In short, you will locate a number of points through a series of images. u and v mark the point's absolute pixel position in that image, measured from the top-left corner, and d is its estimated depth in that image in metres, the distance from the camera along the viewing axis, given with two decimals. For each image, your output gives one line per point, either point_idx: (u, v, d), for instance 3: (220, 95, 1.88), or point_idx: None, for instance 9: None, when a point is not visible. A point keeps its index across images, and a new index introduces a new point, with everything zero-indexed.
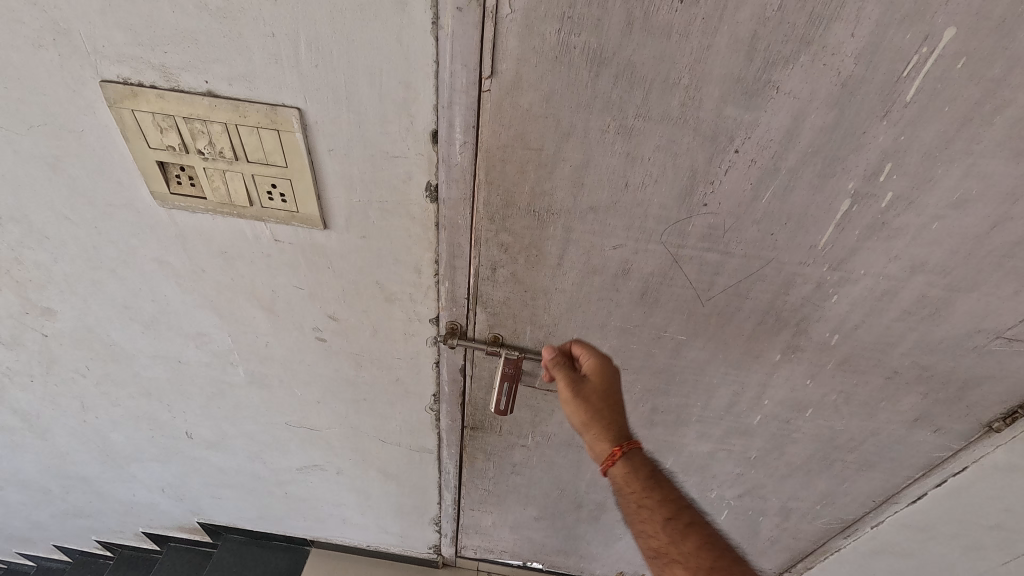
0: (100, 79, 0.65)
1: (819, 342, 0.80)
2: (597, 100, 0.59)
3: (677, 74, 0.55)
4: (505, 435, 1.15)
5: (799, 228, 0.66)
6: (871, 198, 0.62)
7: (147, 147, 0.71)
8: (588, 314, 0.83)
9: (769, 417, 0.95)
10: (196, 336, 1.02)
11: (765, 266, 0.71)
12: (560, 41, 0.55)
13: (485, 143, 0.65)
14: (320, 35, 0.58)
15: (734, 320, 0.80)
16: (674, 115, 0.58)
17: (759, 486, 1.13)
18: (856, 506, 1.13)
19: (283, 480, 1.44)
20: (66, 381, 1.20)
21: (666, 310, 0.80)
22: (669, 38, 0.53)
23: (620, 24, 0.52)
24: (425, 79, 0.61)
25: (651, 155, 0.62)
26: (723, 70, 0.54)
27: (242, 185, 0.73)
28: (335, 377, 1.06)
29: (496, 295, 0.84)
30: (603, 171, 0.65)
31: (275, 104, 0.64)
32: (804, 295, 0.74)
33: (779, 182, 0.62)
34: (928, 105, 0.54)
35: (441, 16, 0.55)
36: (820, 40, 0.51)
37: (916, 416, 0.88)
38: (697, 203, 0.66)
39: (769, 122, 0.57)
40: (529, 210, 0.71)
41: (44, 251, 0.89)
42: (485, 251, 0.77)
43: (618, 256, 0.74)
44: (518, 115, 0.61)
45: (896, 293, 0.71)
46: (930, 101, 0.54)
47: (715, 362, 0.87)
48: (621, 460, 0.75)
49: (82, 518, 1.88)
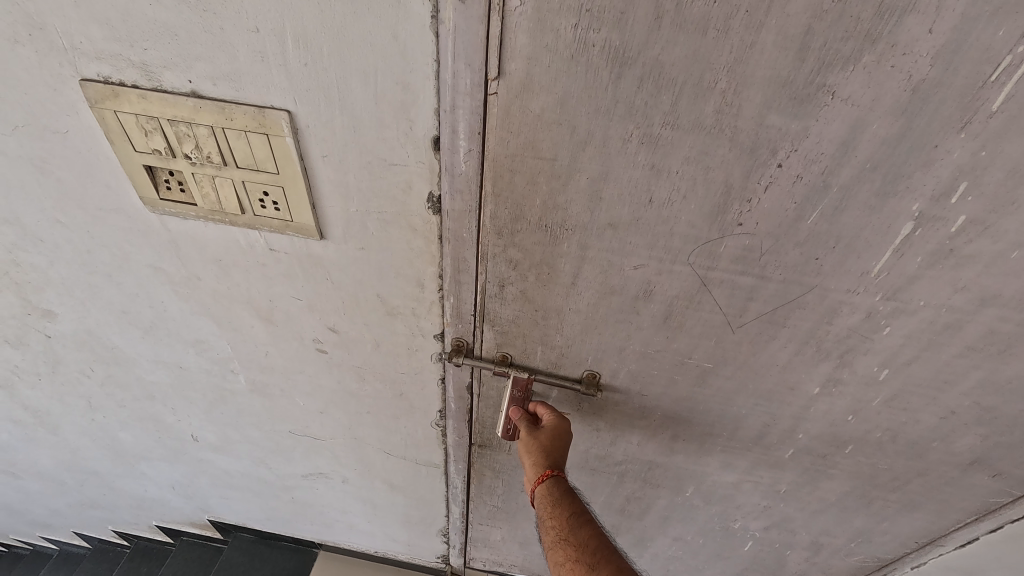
0: (80, 78, 0.60)
1: (865, 376, 0.72)
2: (618, 106, 0.51)
3: (713, 76, 0.47)
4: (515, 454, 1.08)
5: (849, 253, 0.58)
6: (938, 221, 0.54)
7: (133, 150, 0.66)
8: (605, 337, 0.76)
9: (802, 451, 0.87)
10: (195, 343, 0.98)
11: (807, 293, 0.63)
12: (577, 38, 0.47)
13: (492, 151, 0.58)
14: (309, 30, 0.52)
15: (768, 350, 0.72)
16: (708, 123, 0.51)
17: (788, 519, 1.05)
18: (895, 544, 1.04)
19: (289, 485, 1.42)
20: (72, 381, 1.18)
21: (692, 336, 0.73)
22: (705, 34, 0.45)
23: (648, 18, 0.45)
24: (425, 80, 0.54)
25: (679, 168, 0.55)
26: (768, 72, 0.46)
27: (232, 191, 0.68)
28: (338, 389, 1.01)
29: (505, 313, 0.77)
30: (624, 185, 0.57)
31: (263, 105, 0.59)
32: (850, 325, 0.66)
33: (829, 201, 0.54)
34: (1018, 115, 0.45)
35: (442, 9, 0.48)
36: (889, 38, 0.43)
37: (973, 458, 0.79)
38: (731, 222, 0.58)
39: (820, 133, 0.49)
40: (540, 225, 0.64)
41: (38, 254, 0.85)
42: (492, 267, 0.71)
43: (639, 277, 0.66)
44: (528, 121, 0.54)
45: (959, 327, 0.63)
46: (1021, 112, 0.45)
47: (745, 392, 0.79)
48: (545, 482, 0.79)
49: (97, 509, 1.90)
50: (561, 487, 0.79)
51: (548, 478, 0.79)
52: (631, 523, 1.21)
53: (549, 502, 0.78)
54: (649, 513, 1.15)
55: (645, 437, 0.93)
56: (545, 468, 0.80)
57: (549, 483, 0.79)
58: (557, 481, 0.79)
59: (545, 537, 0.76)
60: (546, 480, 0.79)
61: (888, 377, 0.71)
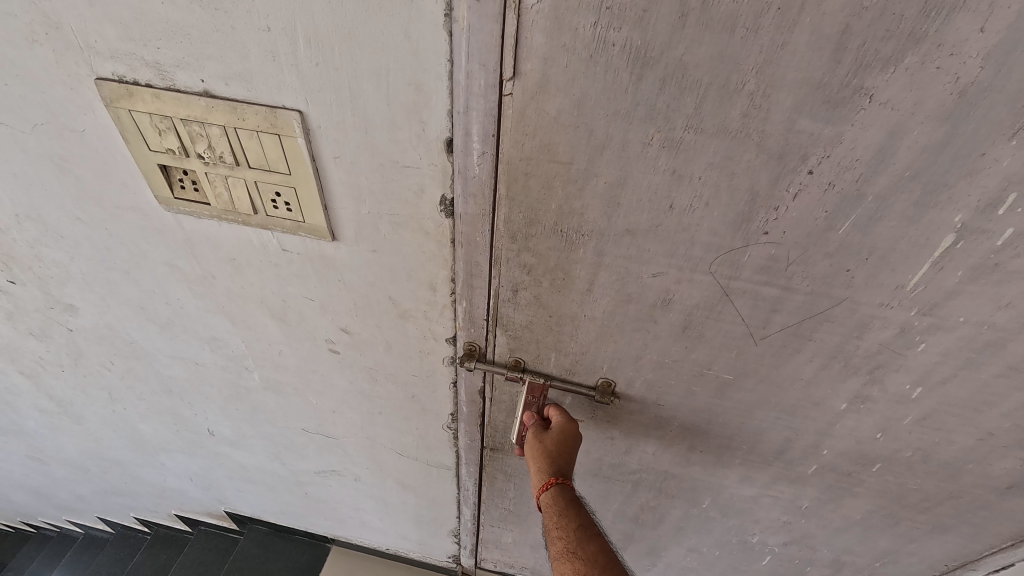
0: (96, 77, 0.60)
1: (896, 393, 0.68)
2: (639, 108, 0.49)
3: (741, 78, 0.45)
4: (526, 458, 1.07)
5: (883, 265, 0.55)
6: (982, 234, 0.50)
7: (148, 149, 0.66)
8: (621, 345, 0.74)
9: (826, 467, 0.83)
10: (211, 340, 0.99)
11: (836, 306, 0.60)
12: (597, 37, 0.45)
13: (507, 154, 0.56)
14: (321, 29, 0.51)
15: (793, 363, 0.68)
16: (733, 127, 0.48)
17: (809, 536, 1.01)
18: (922, 566, 1.00)
19: (302, 480, 1.42)
20: (94, 373, 1.20)
21: (712, 347, 0.70)
22: (732, 33, 0.42)
23: (672, 16, 0.42)
24: (438, 81, 0.52)
25: (702, 173, 0.52)
26: (800, 74, 0.44)
27: (245, 192, 0.67)
28: (350, 389, 1.01)
29: (518, 318, 0.76)
30: (643, 190, 0.55)
31: (275, 106, 0.58)
32: (882, 341, 0.62)
33: (862, 210, 0.51)
34: None
35: (455, 7, 0.47)
36: (934, 37, 0.39)
37: (1010, 483, 0.75)
38: (756, 231, 0.55)
39: (855, 139, 0.46)
40: (555, 230, 0.62)
41: (59, 250, 0.86)
42: (506, 271, 0.69)
43: (657, 285, 0.64)
44: (544, 124, 0.52)
45: (1001, 346, 0.59)
46: None
47: (766, 405, 0.76)
48: (551, 489, 0.76)
49: (119, 496, 1.94)
50: (568, 495, 0.76)
51: (554, 486, 0.76)
52: (645, 532, 1.18)
53: (555, 511, 0.75)
54: (664, 523, 1.12)
55: (662, 447, 0.91)
56: (551, 476, 0.77)
57: (555, 491, 0.76)
58: (563, 489, 0.76)
59: (551, 547, 0.74)
60: (551, 488, 0.76)
61: (921, 395, 0.67)
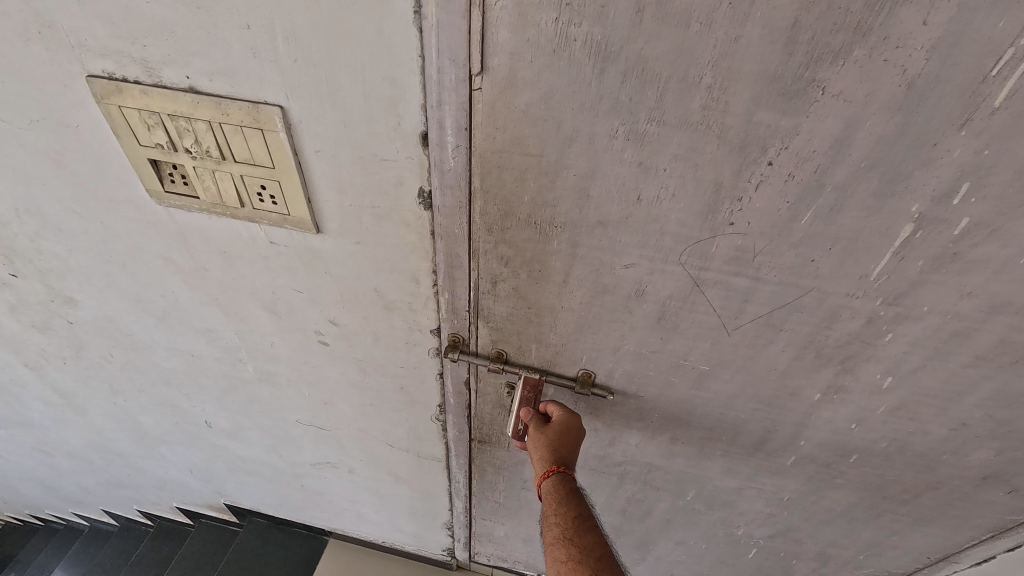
0: (87, 74, 0.62)
1: (869, 384, 0.69)
2: (603, 101, 0.50)
3: (699, 70, 0.46)
4: (514, 451, 1.09)
5: (847, 256, 0.56)
6: (940, 224, 0.51)
7: (138, 144, 0.68)
8: (599, 336, 0.75)
9: (805, 459, 0.84)
10: (205, 331, 1.01)
11: (804, 296, 0.61)
12: (559, 32, 0.46)
13: (480, 147, 0.58)
14: (298, 26, 0.53)
15: (767, 354, 0.69)
16: (694, 119, 0.49)
17: (794, 528, 1.02)
18: (907, 559, 1.00)
19: (299, 472, 1.45)
20: (96, 365, 1.24)
21: (687, 337, 0.71)
22: (687, 27, 0.44)
23: (630, 12, 0.44)
24: (411, 77, 0.54)
25: (667, 165, 0.53)
26: (755, 67, 0.45)
27: (231, 185, 0.69)
28: (341, 380, 1.03)
29: (498, 309, 0.78)
30: (611, 183, 0.56)
31: (257, 101, 0.60)
32: (852, 331, 0.63)
33: (824, 201, 0.52)
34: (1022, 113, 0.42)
35: (424, 4, 0.48)
36: (880, 30, 0.41)
37: (987, 474, 0.76)
38: (722, 221, 0.57)
39: (811, 130, 0.47)
40: (529, 222, 0.63)
41: (58, 243, 0.89)
42: (485, 263, 0.71)
43: (631, 276, 0.65)
44: (513, 117, 0.54)
45: (967, 336, 0.60)
46: None
47: (744, 396, 0.77)
48: (551, 477, 0.76)
49: (123, 488, 1.98)
50: (567, 484, 0.75)
51: (555, 474, 0.76)
52: (633, 525, 1.19)
53: (554, 497, 0.74)
54: (651, 516, 1.14)
55: (645, 438, 0.92)
56: (552, 464, 0.76)
57: (556, 479, 0.75)
58: (564, 478, 0.75)
59: (546, 532, 0.73)
60: (553, 475, 0.76)
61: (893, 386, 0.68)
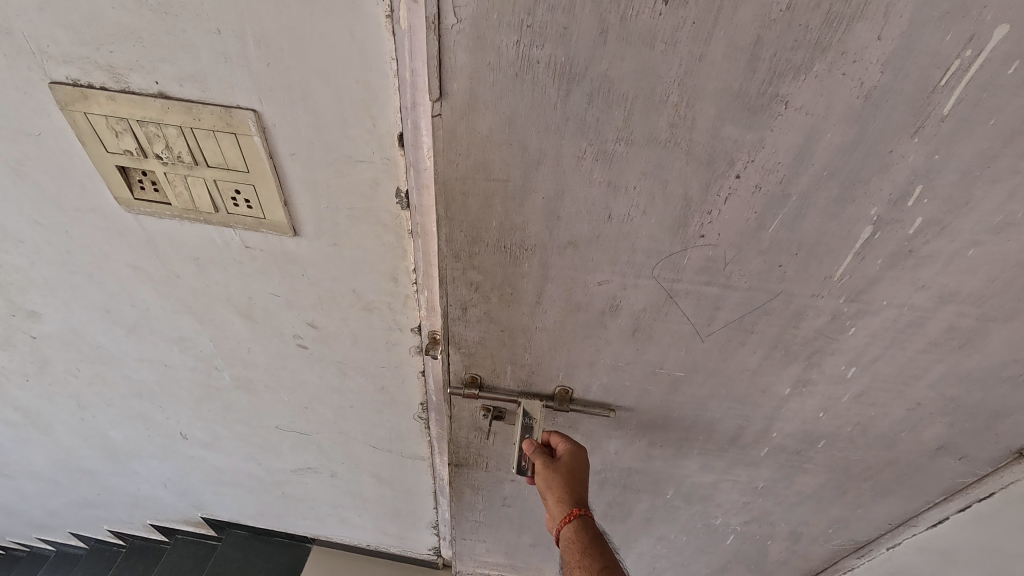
0: (49, 81, 0.61)
1: (833, 375, 0.73)
2: (570, 123, 0.52)
3: (665, 90, 0.48)
4: (492, 470, 1.10)
5: (811, 259, 0.60)
6: (895, 224, 0.55)
7: (106, 151, 0.67)
8: (574, 351, 0.78)
9: (777, 449, 0.89)
10: (179, 340, 0.99)
11: (772, 300, 0.65)
12: (522, 55, 0.48)
13: (444, 175, 0.59)
14: (270, 31, 0.53)
15: (738, 355, 0.73)
16: (662, 137, 0.52)
17: (767, 513, 1.07)
18: (871, 528, 1.06)
19: (278, 480, 1.43)
20: (61, 381, 1.20)
21: (662, 347, 0.74)
22: (652, 47, 0.46)
23: (594, 34, 0.46)
24: (384, 79, 0.55)
25: (637, 183, 0.56)
26: (720, 84, 0.47)
27: (205, 190, 0.69)
28: (321, 384, 1.03)
29: (470, 335, 0.79)
30: (585, 203, 0.59)
31: (229, 105, 0.60)
32: (817, 328, 0.67)
33: (788, 210, 0.56)
34: (967, 117, 0.47)
35: (395, 9, 0.50)
36: (836, 46, 0.44)
37: (939, 445, 0.81)
38: (693, 235, 0.59)
39: (775, 143, 0.51)
40: (500, 246, 0.65)
41: (19, 255, 0.86)
42: (454, 291, 0.72)
43: (604, 292, 0.68)
44: (478, 142, 0.55)
45: (921, 325, 0.64)
46: (971, 113, 0.46)
47: (717, 397, 0.81)
48: (572, 521, 0.72)
49: (92, 508, 1.91)
50: (588, 529, 0.72)
51: (576, 518, 0.72)
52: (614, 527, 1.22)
53: (576, 545, 0.70)
54: (632, 516, 1.17)
55: (623, 444, 0.95)
56: (572, 507, 0.73)
57: (577, 523, 0.71)
58: (585, 521, 0.72)
59: None
60: (573, 519, 0.72)
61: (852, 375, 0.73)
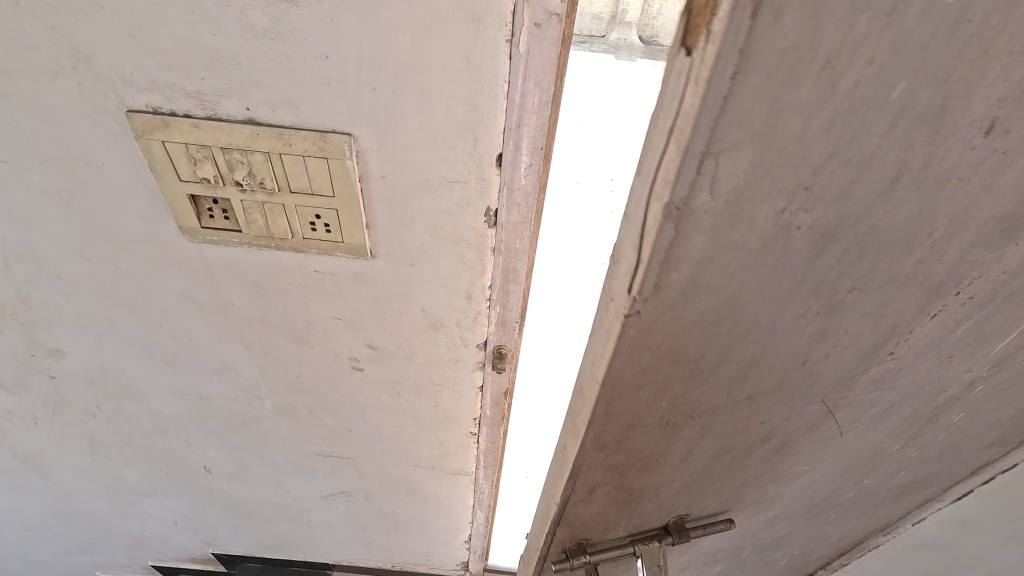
0: (126, 109, 0.58)
1: (949, 430, 0.75)
2: (805, 279, 0.47)
3: (927, 229, 0.44)
4: None
5: (981, 347, 0.60)
6: None
7: (179, 180, 0.65)
8: (694, 484, 0.76)
9: (864, 497, 0.91)
10: (221, 370, 0.96)
11: (926, 388, 0.65)
12: (780, 217, 0.42)
13: (631, 361, 0.52)
14: (382, 57, 0.53)
15: (874, 436, 0.73)
16: (903, 273, 0.48)
17: (829, 536, 1.07)
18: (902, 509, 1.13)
19: (305, 507, 1.39)
20: (76, 421, 1.13)
21: (807, 450, 0.73)
22: (940, 187, 0.40)
23: (882, 180, 0.40)
24: (494, 100, 0.56)
25: (847, 322, 0.52)
26: (989, 213, 0.43)
27: (282, 216, 0.67)
28: (370, 405, 1.01)
29: (589, 507, 0.74)
30: (787, 354, 0.55)
31: (323, 130, 0.59)
32: (956, 398, 0.68)
33: (983, 314, 0.55)
34: None
35: (516, 33, 0.51)
36: None
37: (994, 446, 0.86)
38: (884, 353, 0.57)
39: (1008, 259, 0.48)
40: (663, 413, 0.60)
41: (54, 291, 0.82)
42: (591, 471, 0.67)
43: (761, 421, 0.65)
44: (682, 317, 0.49)
45: None
46: None
47: (830, 477, 0.81)
48: None
49: (86, 555, 1.79)
50: None
51: None
52: None
53: None
54: None
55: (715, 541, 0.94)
56: None
57: None
58: None
59: None
60: None
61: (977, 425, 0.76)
